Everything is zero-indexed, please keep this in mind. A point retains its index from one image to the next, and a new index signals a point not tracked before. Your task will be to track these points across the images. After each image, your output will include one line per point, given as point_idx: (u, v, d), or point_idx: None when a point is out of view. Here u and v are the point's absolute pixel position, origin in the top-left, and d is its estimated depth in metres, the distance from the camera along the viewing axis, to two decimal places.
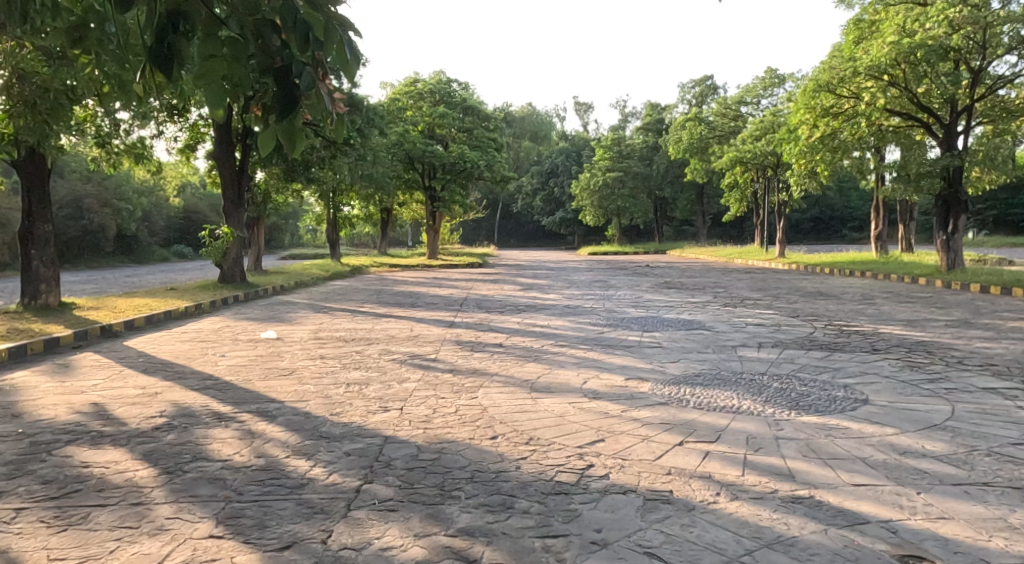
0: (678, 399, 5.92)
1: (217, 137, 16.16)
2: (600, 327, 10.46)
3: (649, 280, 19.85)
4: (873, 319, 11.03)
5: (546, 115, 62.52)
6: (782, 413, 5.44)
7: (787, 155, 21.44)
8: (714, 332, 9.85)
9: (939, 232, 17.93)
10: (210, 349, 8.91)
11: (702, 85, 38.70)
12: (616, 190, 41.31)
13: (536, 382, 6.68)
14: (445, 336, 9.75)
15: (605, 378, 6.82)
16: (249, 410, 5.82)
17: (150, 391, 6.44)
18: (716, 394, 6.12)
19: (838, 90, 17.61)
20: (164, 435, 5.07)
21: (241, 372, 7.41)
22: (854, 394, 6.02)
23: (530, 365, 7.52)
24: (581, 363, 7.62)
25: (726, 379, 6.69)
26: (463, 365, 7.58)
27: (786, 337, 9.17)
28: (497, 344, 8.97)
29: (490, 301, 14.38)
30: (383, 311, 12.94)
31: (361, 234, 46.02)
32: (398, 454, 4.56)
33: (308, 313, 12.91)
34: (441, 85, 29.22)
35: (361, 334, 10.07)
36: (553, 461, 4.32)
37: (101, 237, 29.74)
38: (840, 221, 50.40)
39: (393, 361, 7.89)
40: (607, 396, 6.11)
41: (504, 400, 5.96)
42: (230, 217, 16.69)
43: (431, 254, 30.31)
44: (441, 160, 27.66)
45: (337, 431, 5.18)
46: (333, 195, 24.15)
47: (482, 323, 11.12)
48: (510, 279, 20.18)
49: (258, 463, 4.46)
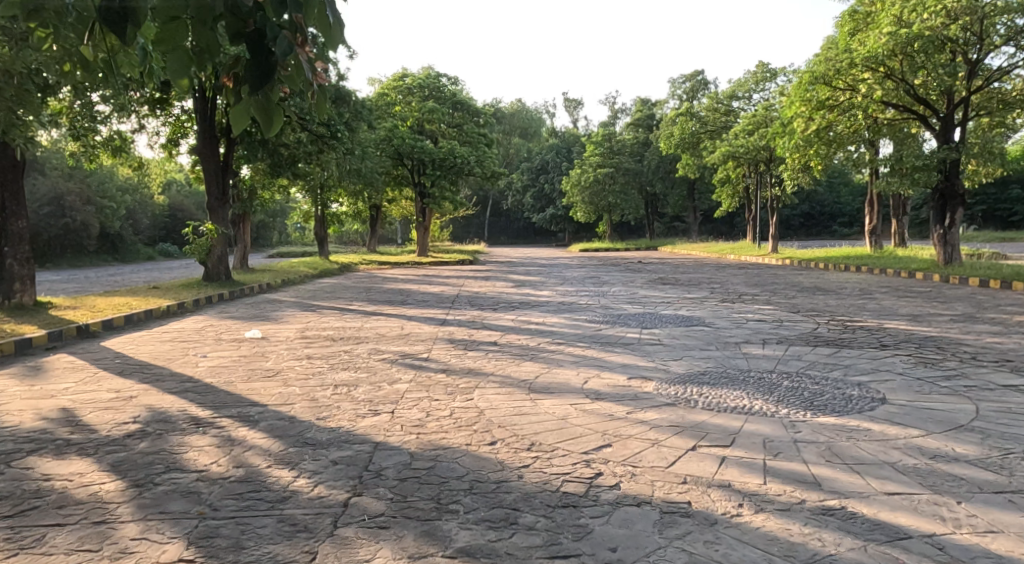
0: (686, 400, 5.60)
1: (201, 131, 15.74)
2: (597, 324, 10.14)
3: (642, 276, 19.55)
4: (876, 314, 10.75)
5: (535, 112, 62.16)
6: (798, 413, 5.12)
7: (781, 149, 21.19)
8: (716, 328, 9.54)
9: (936, 225, 17.68)
10: (191, 350, 8.53)
11: (692, 80, 38.47)
12: (606, 186, 41.03)
13: (535, 382, 6.34)
14: (437, 335, 9.41)
15: (607, 378, 6.48)
16: (229, 414, 5.46)
17: (124, 395, 6.07)
18: (725, 393, 5.80)
19: (834, 81, 17.28)
20: (137, 443, 4.71)
21: (223, 373, 7.05)
22: (870, 392, 5.71)
23: (527, 364, 7.20)
24: (580, 361, 7.29)
25: (733, 378, 6.39)
26: (458, 365, 7.24)
27: (790, 334, 8.87)
28: (492, 342, 8.64)
29: (482, 299, 14.04)
30: (373, 309, 12.59)
31: (349, 232, 45.48)
32: (390, 462, 4.21)
33: (295, 311, 12.53)
34: (430, 79, 28.69)
35: (350, 333, 9.70)
36: (558, 469, 3.99)
37: (83, 235, 29.20)
38: (830, 217, 50.32)
39: (383, 362, 7.54)
40: (610, 396, 5.79)
41: (502, 402, 5.62)
42: (214, 213, 16.32)
43: (421, 251, 29.89)
44: (430, 156, 27.28)
45: (324, 437, 4.83)
46: (321, 192, 23.71)
47: (475, 320, 10.77)
48: (502, 276, 19.83)
49: (237, 474, 4.11)
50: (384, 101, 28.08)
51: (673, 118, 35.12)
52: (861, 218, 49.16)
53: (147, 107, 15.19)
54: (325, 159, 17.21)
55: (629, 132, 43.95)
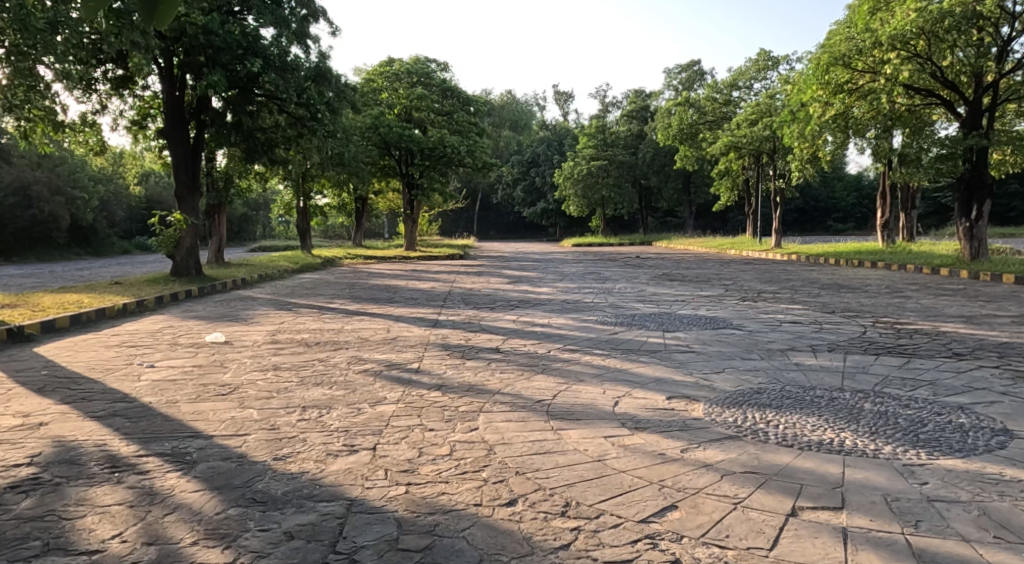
0: (753, 432, 4.36)
1: (168, 113, 14.40)
2: (611, 327, 8.86)
3: (646, 272, 18.28)
4: (922, 315, 9.57)
5: (525, 103, 60.74)
6: (909, 453, 3.88)
7: (790, 138, 20.04)
8: (749, 332, 8.29)
9: (961, 219, 16.48)
10: (137, 358, 7.19)
11: (688, 71, 37.20)
12: (600, 178, 39.71)
13: (554, 404, 5.06)
14: (428, 339, 8.10)
15: (643, 399, 5.22)
16: (159, 452, 4.15)
17: (31, 422, 4.77)
18: (798, 422, 4.57)
19: (853, 62, 16.17)
20: (21, 497, 3.45)
21: (167, 391, 5.72)
22: (985, 421, 4.48)
23: (539, 378, 5.91)
24: (604, 374, 6.03)
25: (798, 399, 5.16)
26: (455, 380, 5.94)
27: (839, 339, 7.63)
28: (495, 349, 7.37)
29: (477, 296, 12.71)
30: (356, 309, 11.27)
31: (335, 226, 43.95)
32: (369, 539, 2.98)
33: (268, 310, 11.23)
34: (418, 65, 27.34)
35: (329, 337, 8.38)
36: (614, 555, 2.83)
37: (52, 228, 27.75)
38: (825, 212, 49.24)
39: (365, 376, 6.23)
40: (651, 426, 4.53)
41: (518, 434, 4.37)
42: (183, 202, 14.92)
43: (409, 245, 28.53)
44: (419, 145, 25.93)
45: (279, 490, 3.55)
46: (303, 181, 22.26)
47: (471, 321, 9.50)
48: (495, 272, 18.45)
49: (143, 558, 2.89)
50: (370, 86, 26.62)
51: (670, 108, 33.86)
52: (857, 212, 48.09)
53: (109, 83, 14.14)
54: (306, 144, 15.66)
55: (624, 122, 42.68)
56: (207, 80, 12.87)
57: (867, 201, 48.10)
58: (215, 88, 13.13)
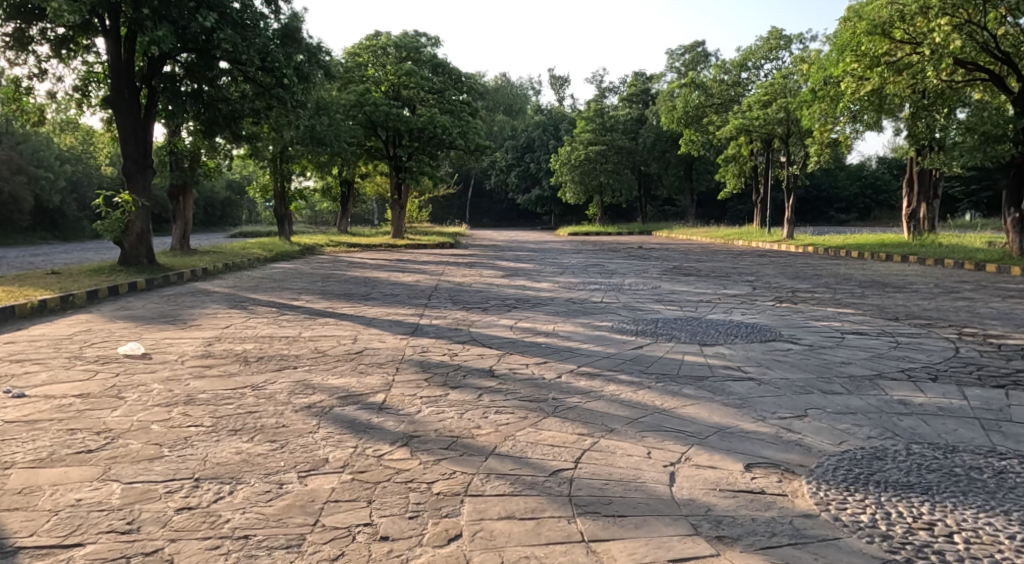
0: (923, 555, 2.65)
1: (112, 78, 12.51)
2: (633, 337, 7.10)
3: (655, 265, 16.51)
4: (1007, 323, 7.89)
5: (521, 88, 58.80)
6: None
7: (810, 119, 18.26)
8: (812, 346, 6.56)
9: (1008, 209, 14.71)
10: (9, 381, 5.38)
11: (692, 52, 35.39)
12: (599, 164, 37.86)
13: (578, 480, 3.31)
14: (401, 354, 6.30)
15: (711, 469, 3.47)
16: None
17: None
18: (983, 530, 2.83)
19: (892, 32, 14.50)
20: None
21: (10, 444, 3.91)
22: None
23: (551, 427, 4.13)
24: (641, 420, 4.26)
25: (948, 472, 3.42)
26: (431, 426, 4.16)
27: (934, 361, 5.90)
28: (488, 371, 5.58)
29: (468, 293, 10.92)
30: (322, 309, 9.41)
31: (322, 210, 42.01)
32: None
33: (218, 310, 9.40)
34: (408, 38, 25.39)
35: (275, 350, 6.57)
36: None
37: (14, 210, 25.81)
38: (827, 202, 47.65)
39: (306, 417, 4.42)
40: (743, 536, 2.79)
41: (529, 558, 2.65)
42: (132, 180, 12.98)
43: (397, 233, 26.75)
44: (407, 125, 24.11)
45: None
46: (282, 161, 20.31)
47: (457, 327, 7.75)
48: (487, 263, 16.69)
49: None
50: (354, 61, 24.68)
51: (673, 90, 32.02)
52: (859, 203, 46.37)
53: (49, 44, 12.28)
54: (276, 116, 13.83)
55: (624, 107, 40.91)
56: (151, 35, 10.96)
57: (870, 191, 46.44)
58: (160, 45, 11.17)
